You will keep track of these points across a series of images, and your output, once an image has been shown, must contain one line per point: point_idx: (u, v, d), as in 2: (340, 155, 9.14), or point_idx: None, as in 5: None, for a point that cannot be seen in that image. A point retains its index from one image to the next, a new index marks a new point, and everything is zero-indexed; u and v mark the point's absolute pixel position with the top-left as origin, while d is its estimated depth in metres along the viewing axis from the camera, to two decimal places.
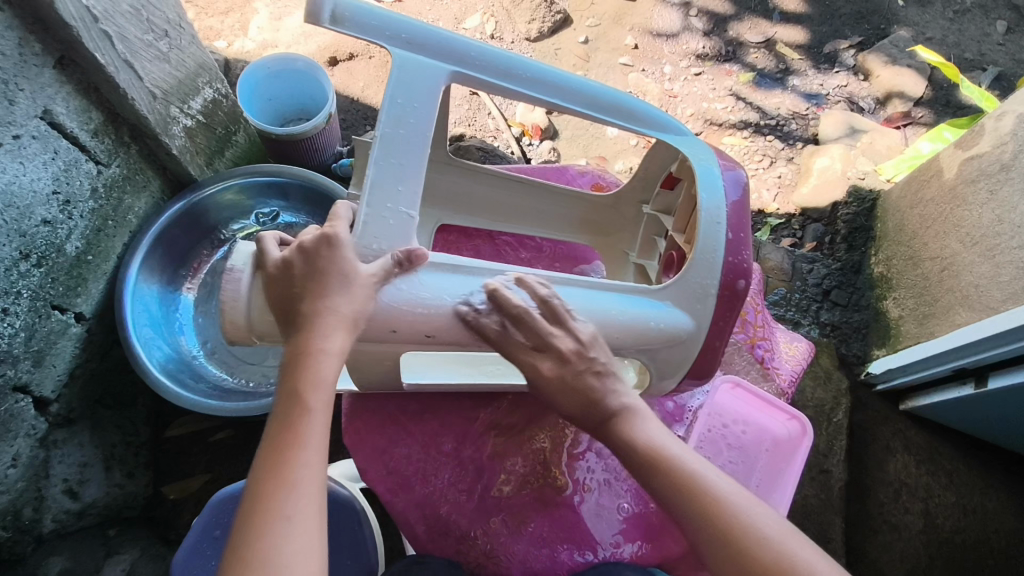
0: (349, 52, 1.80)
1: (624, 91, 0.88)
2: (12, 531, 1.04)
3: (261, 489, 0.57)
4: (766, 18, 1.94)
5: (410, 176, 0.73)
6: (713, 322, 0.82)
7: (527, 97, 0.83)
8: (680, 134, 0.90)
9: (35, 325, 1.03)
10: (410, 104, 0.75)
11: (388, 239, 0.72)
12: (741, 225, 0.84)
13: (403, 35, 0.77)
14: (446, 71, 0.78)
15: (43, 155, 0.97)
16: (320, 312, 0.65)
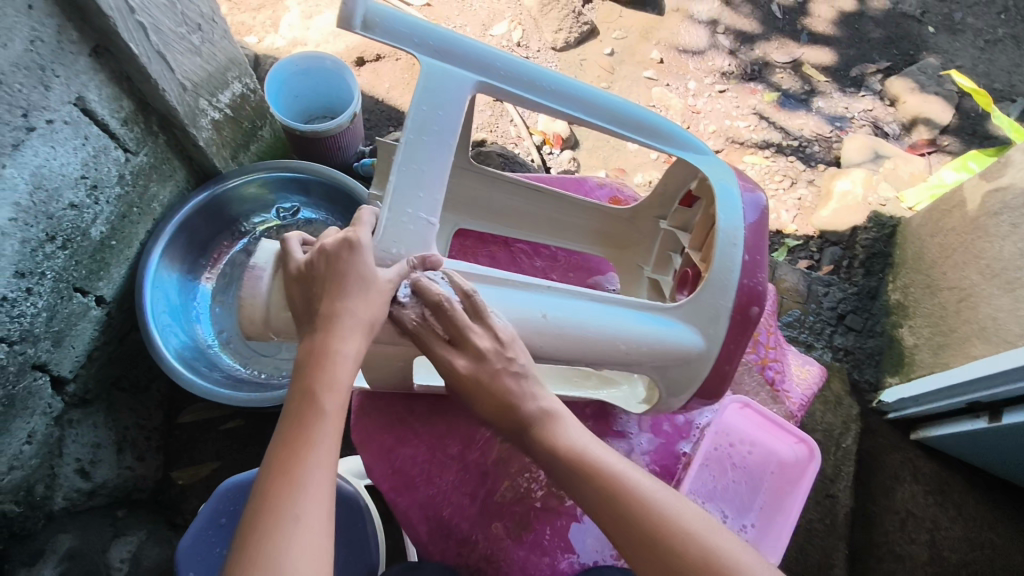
0: (376, 53, 1.83)
1: (647, 108, 0.88)
2: (24, 506, 1.08)
3: (269, 493, 0.57)
4: (794, 38, 1.94)
5: (432, 184, 0.74)
6: (723, 344, 0.82)
7: (550, 110, 0.84)
8: (702, 152, 0.90)
9: (57, 306, 1.06)
10: (437, 113, 0.76)
11: (406, 244, 0.73)
12: (758, 248, 0.83)
13: (431, 43, 0.79)
14: (471, 80, 0.79)
15: (74, 141, 0.99)
16: (337, 317, 0.65)
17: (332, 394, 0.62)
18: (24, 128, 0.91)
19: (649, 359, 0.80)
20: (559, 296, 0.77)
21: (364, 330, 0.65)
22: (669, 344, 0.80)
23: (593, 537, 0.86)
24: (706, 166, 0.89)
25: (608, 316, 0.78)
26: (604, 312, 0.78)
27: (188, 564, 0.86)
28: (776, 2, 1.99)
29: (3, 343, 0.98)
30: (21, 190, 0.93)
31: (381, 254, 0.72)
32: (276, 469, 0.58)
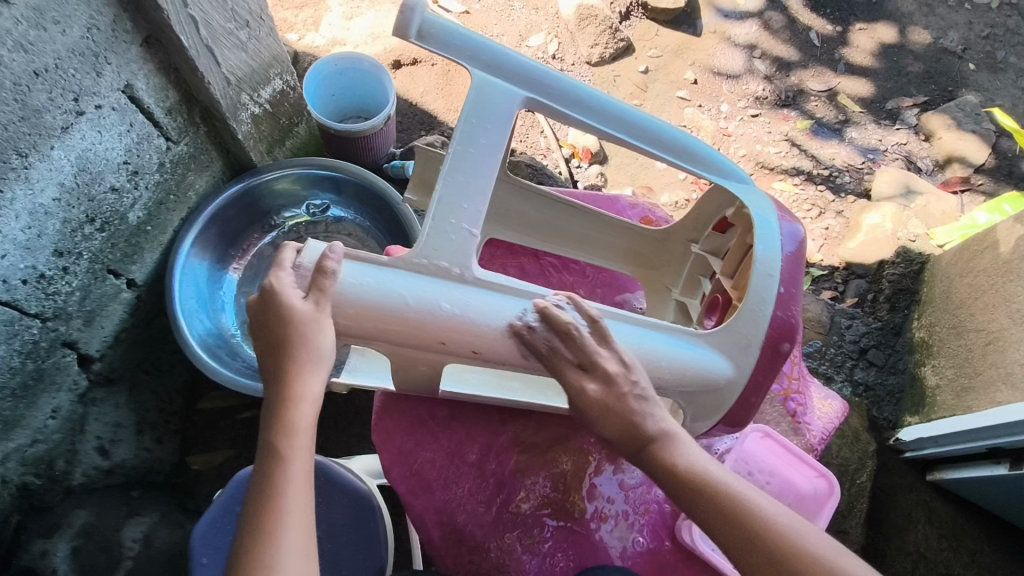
0: (413, 57, 1.85)
1: (688, 132, 0.89)
2: (43, 480, 1.11)
3: (248, 551, 0.57)
4: (831, 67, 1.93)
5: (476, 195, 0.75)
6: (753, 373, 0.82)
7: (594, 129, 0.85)
8: (740, 180, 0.90)
9: (90, 286, 1.09)
10: (483, 126, 0.78)
11: (449, 254, 0.73)
12: (794, 280, 0.84)
13: (482, 57, 0.80)
14: (519, 96, 0.80)
15: (119, 127, 1.02)
16: (296, 364, 0.66)
17: (298, 443, 0.64)
18: (74, 112, 0.93)
19: (680, 384, 0.80)
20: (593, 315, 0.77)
21: (318, 366, 0.67)
22: (702, 370, 0.80)
23: (603, 554, 0.86)
24: (744, 194, 0.89)
25: (641, 339, 0.78)
26: (639, 334, 0.78)
27: (202, 550, 0.88)
28: (815, 30, 1.99)
29: (37, 319, 1.01)
30: (66, 172, 0.96)
31: (417, 263, 0.73)
32: (250, 527, 0.58)
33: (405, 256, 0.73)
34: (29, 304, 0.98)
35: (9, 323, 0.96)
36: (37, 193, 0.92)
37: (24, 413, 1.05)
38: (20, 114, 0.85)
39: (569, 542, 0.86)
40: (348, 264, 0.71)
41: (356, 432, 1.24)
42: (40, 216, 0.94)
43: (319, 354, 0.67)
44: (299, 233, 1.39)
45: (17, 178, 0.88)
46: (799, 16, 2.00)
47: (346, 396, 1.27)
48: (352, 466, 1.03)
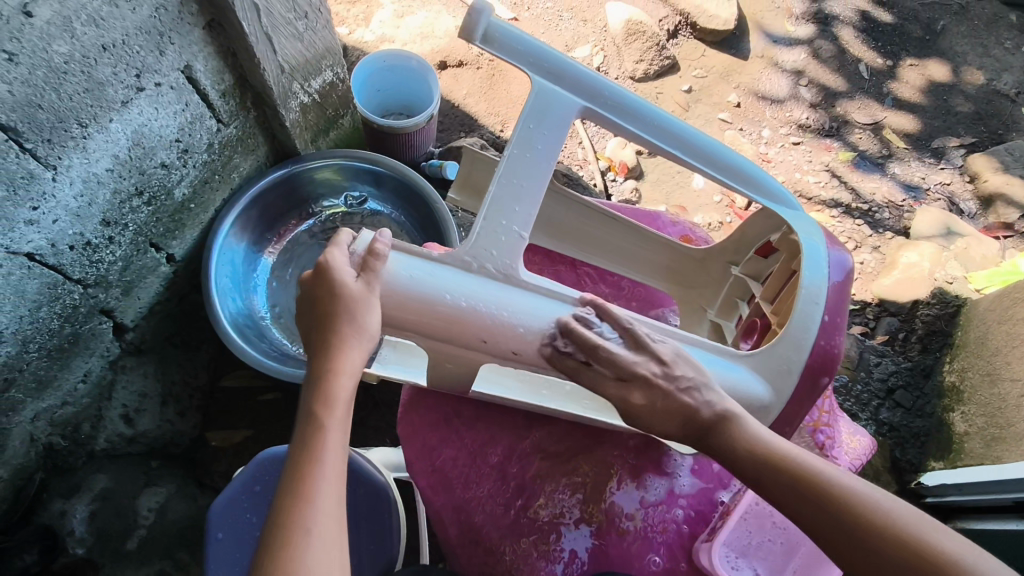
0: (459, 59, 1.87)
1: (741, 153, 0.89)
2: (69, 441, 1.15)
3: (284, 513, 0.57)
4: (878, 101, 1.90)
5: (528, 199, 0.78)
6: (791, 399, 0.82)
7: (648, 143, 0.86)
8: (791, 206, 0.91)
9: (132, 258, 1.11)
10: (540, 131, 0.80)
11: (498, 256, 0.76)
12: (839, 310, 0.83)
13: (545, 63, 0.81)
14: (578, 104, 0.82)
15: (175, 106, 1.04)
16: (339, 338, 0.68)
17: (337, 411, 0.64)
18: (134, 88, 0.95)
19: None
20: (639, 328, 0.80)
21: (360, 341, 0.69)
22: (738, 390, 0.79)
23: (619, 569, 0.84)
24: (795, 220, 0.89)
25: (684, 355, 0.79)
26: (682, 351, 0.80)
27: (219, 525, 0.89)
28: (865, 62, 1.96)
29: (79, 285, 1.03)
30: (121, 145, 0.98)
31: (463, 260, 0.76)
32: (286, 488, 0.59)
33: (454, 252, 0.76)
34: (73, 269, 1.01)
35: (52, 286, 0.98)
36: (92, 162, 0.95)
37: (57, 373, 1.08)
38: (85, 85, 0.88)
39: (585, 552, 0.85)
40: (394, 255, 0.75)
41: (373, 424, 1.25)
42: (92, 185, 0.97)
43: (365, 331, 0.70)
44: (334, 222, 1.41)
45: (75, 146, 0.90)
46: (850, 47, 1.98)
47: (367, 387, 1.28)
48: (370, 457, 1.04)
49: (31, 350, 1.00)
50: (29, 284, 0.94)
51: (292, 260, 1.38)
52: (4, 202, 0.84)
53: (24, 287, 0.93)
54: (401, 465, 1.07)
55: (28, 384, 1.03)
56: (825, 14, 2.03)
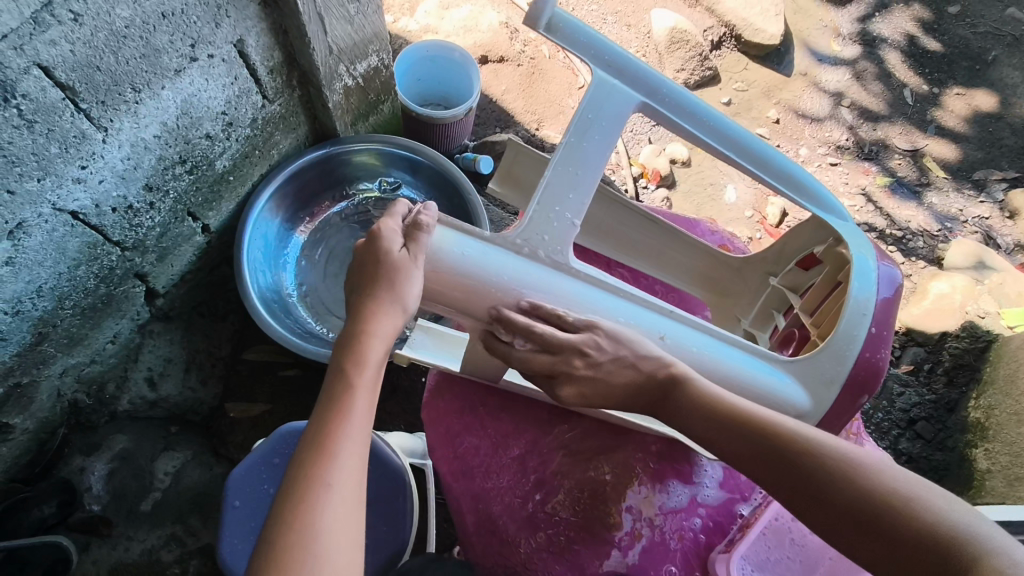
0: (501, 55, 1.87)
1: (795, 161, 0.92)
2: (92, 400, 1.17)
3: (303, 465, 0.58)
4: (920, 128, 1.87)
5: (583, 189, 0.82)
6: (830, 409, 0.85)
7: (703, 144, 0.89)
8: (841, 216, 0.93)
9: (170, 224, 1.13)
10: (598, 122, 0.83)
11: (550, 238, 0.81)
12: (885, 323, 0.85)
13: (607, 57, 0.85)
14: (636, 99, 0.86)
15: (224, 78, 1.06)
16: (376, 304, 0.70)
17: (365, 372, 0.66)
18: (188, 57, 0.97)
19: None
20: (680, 324, 0.84)
21: (394, 306, 0.70)
22: (777, 395, 0.84)
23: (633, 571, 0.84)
24: (846, 231, 0.91)
25: (724, 356, 0.84)
26: (722, 352, 0.84)
27: (236, 494, 0.92)
28: (910, 87, 1.93)
29: (117, 247, 1.05)
30: (170, 113, 1.00)
31: (515, 244, 0.80)
32: (312, 443, 0.60)
33: (507, 236, 0.80)
34: (113, 232, 1.03)
35: (92, 246, 1.00)
36: (141, 128, 0.96)
37: (89, 332, 1.09)
38: (142, 50, 0.89)
39: (599, 552, 0.84)
40: (440, 231, 0.78)
41: (389, 409, 1.25)
42: (139, 150, 0.98)
43: (403, 301, 0.72)
44: (366, 207, 1.42)
45: (127, 110, 0.92)
46: (895, 72, 1.95)
47: (386, 372, 1.28)
48: (389, 439, 1.05)
49: (67, 306, 1.01)
50: (71, 242, 0.96)
51: (322, 239, 1.40)
52: (55, 159, 0.86)
53: (66, 245, 0.95)
54: (417, 452, 1.08)
55: (60, 340, 1.04)
56: (872, 36, 2.01)
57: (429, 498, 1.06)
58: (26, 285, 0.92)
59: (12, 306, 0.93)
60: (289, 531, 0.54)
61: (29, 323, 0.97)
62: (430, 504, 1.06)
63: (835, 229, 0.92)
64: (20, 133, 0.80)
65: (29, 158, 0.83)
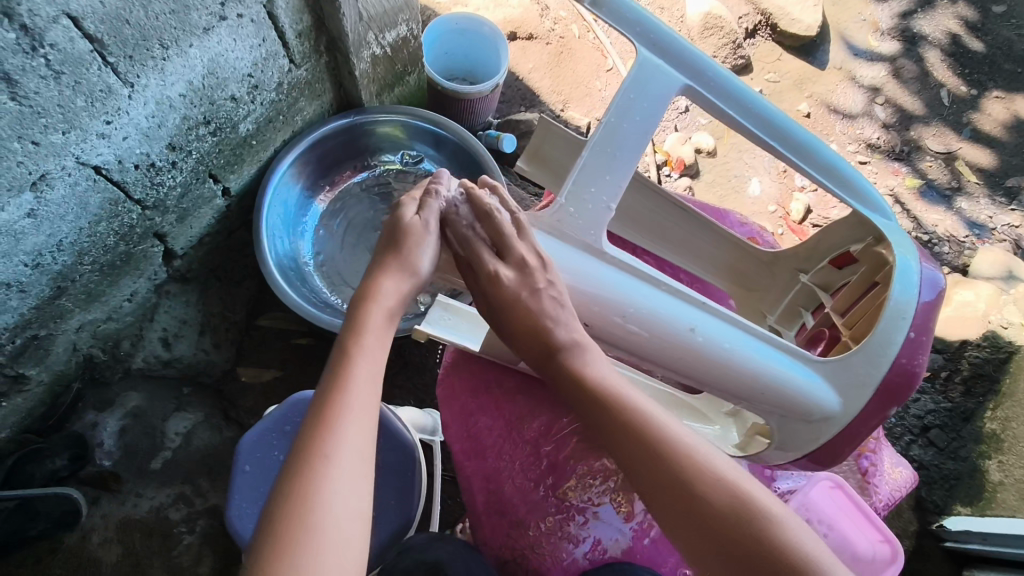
0: (530, 32, 1.83)
1: (840, 155, 0.89)
2: (108, 356, 1.18)
3: (309, 434, 0.59)
4: (955, 130, 1.82)
5: (620, 170, 0.82)
6: (861, 413, 0.84)
7: (747, 132, 0.87)
8: (885, 215, 0.90)
9: (191, 185, 1.12)
10: (640, 104, 0.82)
11: (584, 218, 0.81)
12: (925, 329, 0.83)
13: (652, 36, 0.84)
14: (680, 82, 0.84)
15: (252, 39, 1.04)
16: (385, 274, 0.73)
17: (370, 351, 0.66)
18: (217, 16, 0.95)
19: (777, 404, 0.85)
20: (711, 315, 0.83)
21: (403, 273, 0.73)
22: (805, 394, 0.84)
23: (644, 557, 0.88)
24: (889, 230, 0.89)
25: (754, 351, 0.83)
26: (753, 346, 0.83)
27: (247, 458, 0.92)
28: (947, 87, 1.88)
29: (138, 205, 1.04)
30: (196, 72, 0.98)
31: (551, 223, 0.82)
32: (312, 414, 0.60)
33: (541, 216, 0.82)
34: (135, 189, 1.02)
35: (114, 202, 1.00)
36: (167, 85, 0.95)
37: (107, 289, 1.09)
38: (171, 7, 0.88)
39: (609, 535, 0.88)
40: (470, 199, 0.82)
41: (399, 384, 1.25)
42: (164, 108, 0.97)
43: (414, 266, 0.74)
44: (387, 178, 1.40)
45: (153, 67, 0.91)
46: (934, 70, 1.90)
47: (398, 346, 1.28)
48: (400, 413, 1.05)
49: (86, 262, 1.01)
50: (92, 197, 0.95)
51: (341, 210, 1.38)
52: (81, 112, 0.85)
53: (87, 200, 0.94)
54: (427, 429, 1.08)
55: (78, 295, 1.04)
56: (913, 32, 1.95)
57: (435, 475, 1.07)
58: (47, 239, 0.92)
59: (33, 259, 0.92)
60: (287, 503, 0.54)
61: (48, 277, 0.96)
62: (436, 481, 1.06)
63: (877, 227, 0.90)
64: (47, 83, 0.79)
65: (54, 110, 0.82)
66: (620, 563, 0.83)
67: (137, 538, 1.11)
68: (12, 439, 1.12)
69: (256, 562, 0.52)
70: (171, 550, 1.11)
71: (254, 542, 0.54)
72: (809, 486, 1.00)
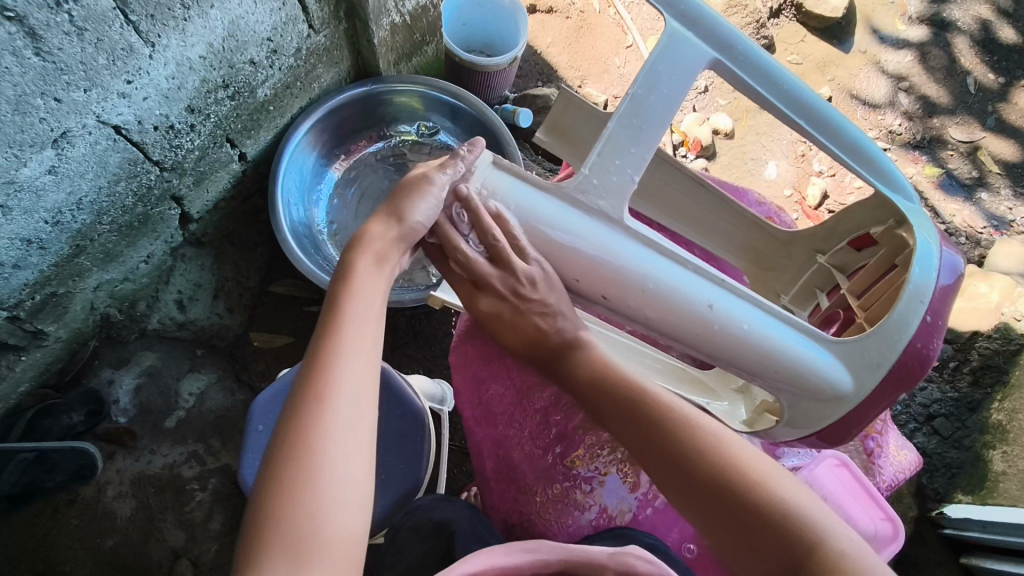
0: (550, 5, 1.81)
1: (865, 135, 0.88)
2: (124, 316, 1.19)
3: (309, 375, 0.60)
4: (980, 120, 1.79)
5: (643, 143, 0.82)
6: (872, 392, 0.85)
7: (772, 109, 0.86)
8: (908, 198, 0.90)
9: (208, 149, 1.13)
10: (666, 77, 0.82)
11: (606, 189, 0.82)
12: (941, 312, 0.84)
13: (683, 6, 0.82)
14: (708, 56, 0.83)
15: (272, 3, 1.03)
16: (377, 227, 0.74)
17: (361, 298, 0.68)
18: None
19: (791, 382, 0.86)
20: (729, 292, 0.84)
21: (393, 225, 0.75)
22: (818, 373, 0.84)
23: (650, 524, 0.90)
24: (911, 213, 0.89)
25: (769, 328, 0.84)
26: (768, 324, 0.84)
27: (260, 419, 0.96)
28: (974, 76, 1.84)
29: (156, 166, 1.05)
30: (216, 34, 0.98)
31: (572, 195, 0.82)
32: (309, 358, 0.62)
33: (564, 187, 0.82)
34: (154, 150, 1.02)
35: (132, 162, 1.00)
36: (188, 47, 0.95)
37: (124, 249, 1.10)
38: None
39: (614, 502, 0.90)
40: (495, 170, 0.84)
41: (408, 353, 1.27)
42: (184, 70, 0.97)
43: (405, 216, 0.75)
44: (403, 149, 1.40)
45: (174, 27, 0.90)
46: (961, 57, 1.86)
47: (408, 317, 1.29)
48: (412, 381, 1.08)
49: (104, 222, 1.02)
50: (112, 156, 0.96)
51: (356, 178, 1.39)
52: (102, 71, 0.85)
53: (107, 159, 0.95)
54: (437, 398, 1.10)
55: (97, 255, 1.05)
56: (942, 17, 1.90)
57: (443, 442, 1.09)
58: (67, 197, 0.93)
59: (53, 216, 0.93)
60: (287, 442, 0.56)
61: (67, 235, 0.97)
62: (443, 448, 1.08)
63: (899, 210, 0.90)
64: (70, 40, 0.79)
65: (76, 66, 0.82)
66: (620, 531, 0.86)
67: (150, 493, 1.15)
68: (30, 394, 1.13)
69: (263, 499, 0.54)
70: (183, 505, 1.15)
71: (262, 477, 0.56)
72: (814, 464, 1.01)
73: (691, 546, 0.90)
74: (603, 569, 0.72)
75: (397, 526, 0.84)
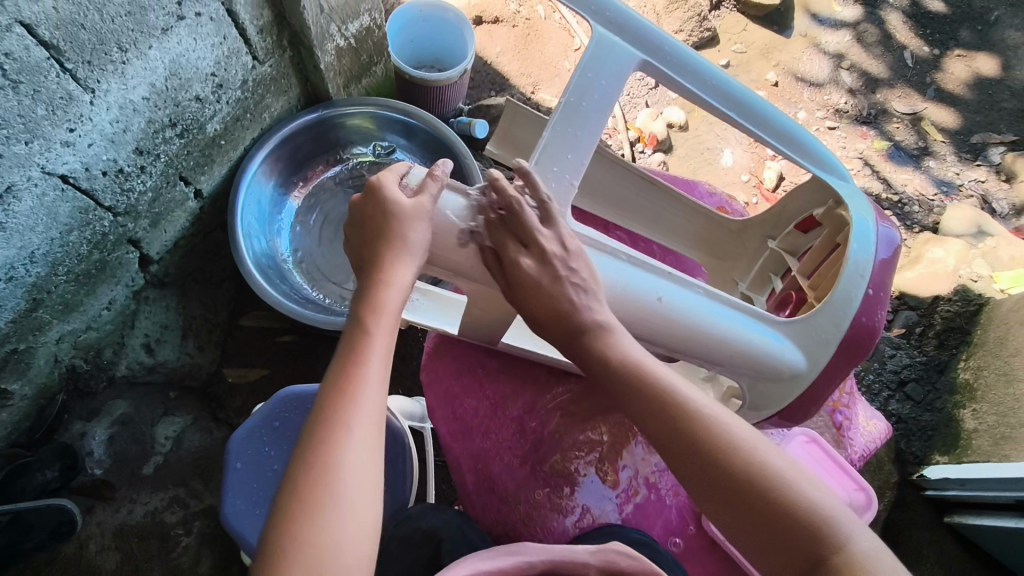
0: (495, 15, 1.82)
1: (798, 123, 0.91)
2: (91, 365, 1.17)
3: (330, 404, 0.59)
4: (920, 91, 1.85)
5: (581, 148, 0.83)
6: (826, 369, 0.87)
7: (702, 102, 0.88)
8: (842, 177, 0.94)
9: (162, 190, 1.12)
10: (598, 83, 0.83)
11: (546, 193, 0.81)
12: (882, 285, 0.87)
13: (606, 12, 0.85)
14: (637, 58, 0.85)
15: (213, 37, 1.03)
16: (391, 249, 0.70)
17: (384, 326, 0.66)
18: (175, 15, 0.94)
19: (749, 366, 0.87)
20: (677, 285, 0.83)
21: (407, 255, 0.71)
22: (773, 356, 0.86)
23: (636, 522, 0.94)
24: (847, 193, 0.92)
25: (723, 316, 0.85)
26: (721, 312, 0.85)
27: (238, 456, 0.95)
28: (910, 49, 1.90)
29: (109, 212, 1.04)
30: (158, 74, 0.97)
31: None
32: (332, 385, 0.61)
33: None
34: (105, 196, 1.01)
35: (84, 211, 0.99)
36: (130, 89, 0.94)
37: (84, 298, 1.08)
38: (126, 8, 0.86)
39: (597, 505, 0.92)
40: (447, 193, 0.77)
41: None
42: (128, 112, 0.96)
43: (407, 243, 0.72)
44: (361, 170, 1.40)
45: (113, 71, 0.89)
46: (896, 33, 1.92)
47: None
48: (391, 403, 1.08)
49: (60, 273, 1.00)
50: (62, 207, 0.94)
51: (317, 205, 1.38)
52: (42, 121, 0.84)
53: (57, 209, 0.94)
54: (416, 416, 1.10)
55: (55, 307, 1.03)
56: None
57: (427, 458, 1.09)
58: (18, 251, 0.91)
59: (6, 272, 0.92)
60: (308, 473, 0.55)
61: (22, 289, 0.96)
62: (427, 464, 1.08)
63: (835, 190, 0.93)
64: (5, 94, 0.77)
65: (15, 120, 0.80)
66: (609, 526, 0.87)
67: (134, 543, 1.13)
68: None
69: (284, 524, 0.54)
70: (168, 552, 1.13)
71: (278, 500, 0.56)
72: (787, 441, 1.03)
73: (675, 539, 0.95)
74: (584, 568, 0.73)
75: (387, 538, 0.85)
